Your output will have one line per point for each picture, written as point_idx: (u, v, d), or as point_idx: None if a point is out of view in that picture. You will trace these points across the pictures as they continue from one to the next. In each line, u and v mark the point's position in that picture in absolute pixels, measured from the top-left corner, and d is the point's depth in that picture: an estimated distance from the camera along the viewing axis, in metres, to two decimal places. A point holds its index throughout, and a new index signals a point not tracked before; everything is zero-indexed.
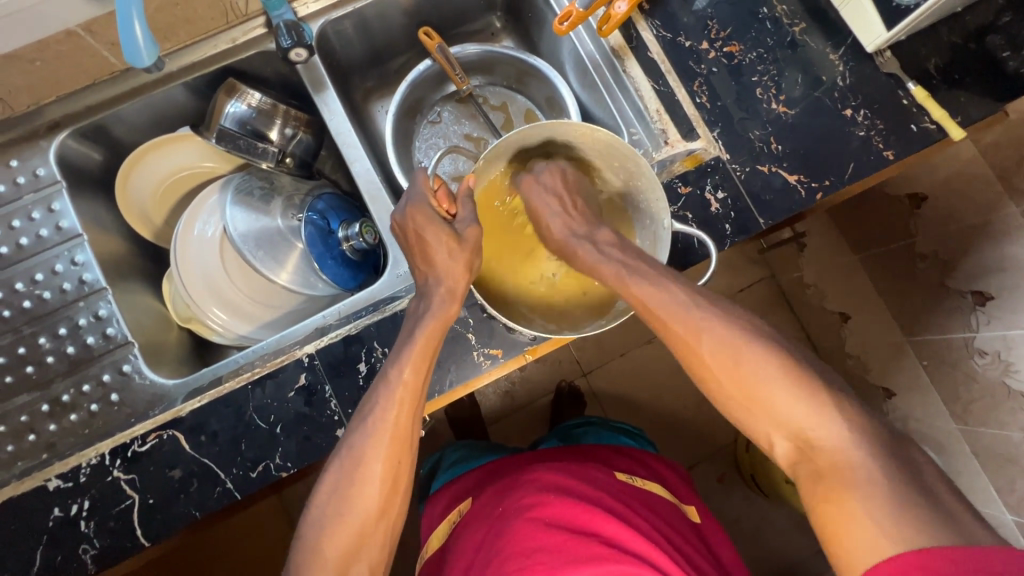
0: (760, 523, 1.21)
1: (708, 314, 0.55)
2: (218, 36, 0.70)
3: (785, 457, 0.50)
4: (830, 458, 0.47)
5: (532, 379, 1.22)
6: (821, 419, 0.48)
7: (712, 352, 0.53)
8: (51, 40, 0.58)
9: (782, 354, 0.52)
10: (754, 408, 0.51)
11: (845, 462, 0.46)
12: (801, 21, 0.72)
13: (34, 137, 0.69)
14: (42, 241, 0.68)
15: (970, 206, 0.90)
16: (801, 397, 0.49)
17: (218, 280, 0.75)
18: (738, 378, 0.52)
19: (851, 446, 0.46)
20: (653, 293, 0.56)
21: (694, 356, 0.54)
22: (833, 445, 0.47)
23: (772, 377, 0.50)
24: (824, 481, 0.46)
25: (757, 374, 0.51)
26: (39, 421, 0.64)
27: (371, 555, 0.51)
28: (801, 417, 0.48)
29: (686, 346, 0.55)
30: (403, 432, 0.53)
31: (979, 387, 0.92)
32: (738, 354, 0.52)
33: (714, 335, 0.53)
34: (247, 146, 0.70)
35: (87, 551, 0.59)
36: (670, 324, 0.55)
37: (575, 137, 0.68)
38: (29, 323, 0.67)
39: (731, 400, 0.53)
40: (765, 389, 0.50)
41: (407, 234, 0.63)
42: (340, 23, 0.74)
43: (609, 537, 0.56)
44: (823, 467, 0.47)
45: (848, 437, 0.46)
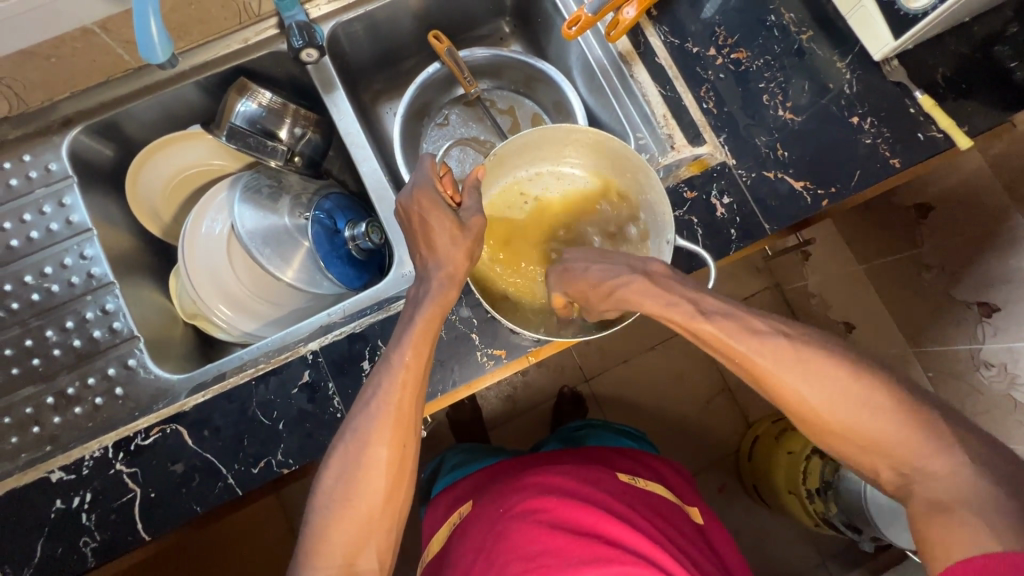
0: (762, 534, 1.20)
1: (798, 345, 0.51)
2: (231, 36, 0.71)
3: (889, 485, 0.49)
4: (943, 486, 0.45)
5: (535, 384, 1.22)
6: (932, 448, 0.46)
7: (811, 387, 0.50)
8: (67, 37, 0.59)
9: (879, 381, 0.49)
10: (859, 439, 0.49)
11: (960, 489, 0.44)
12: (808, 29, 0.72)
13: (47, 132, 0.70)
14: (52, 235, 0.69)
15: (977, 216, 0.90)
16: (908, 425, 0.47)
17: (225, 277, 0.75)
18: (839, 407, 0.49)
19: (965, 474, 0.44)
20: (723, 316, 0.53)
21: (783, 390, 0.51)
22: (943, 474, 0.45)
23: (872, 410, 0.48)
24: (936, 507, 0.44)
25: (862, 404, 0.49)
26: (43, 413, 0.64)
27: (380, 541, 0.51)
28: (906, 447, 0.47)
29: (769, 378, 0.51)
30: (406, 413, 0.53)
31: (986, 399, 0.92)
32: (837, 383, 0.49)
33: (813, 366, 0.50)
34: (256, 144, 0.70)
35: (88, 543, 0.59)
36: (750, 355, 0.51)
37: (587, 144, 0.68)
38: (37, 315, 0.67)
39: (827, 429, 0.50)
40: (867, 422, 0.48)
41: (411, 218, 0.62)
42: (350, 25, 0.75)
43: (613, 538, 0.56)
44: (936, 495, 0.45)
45: (965, 465, 0.45)
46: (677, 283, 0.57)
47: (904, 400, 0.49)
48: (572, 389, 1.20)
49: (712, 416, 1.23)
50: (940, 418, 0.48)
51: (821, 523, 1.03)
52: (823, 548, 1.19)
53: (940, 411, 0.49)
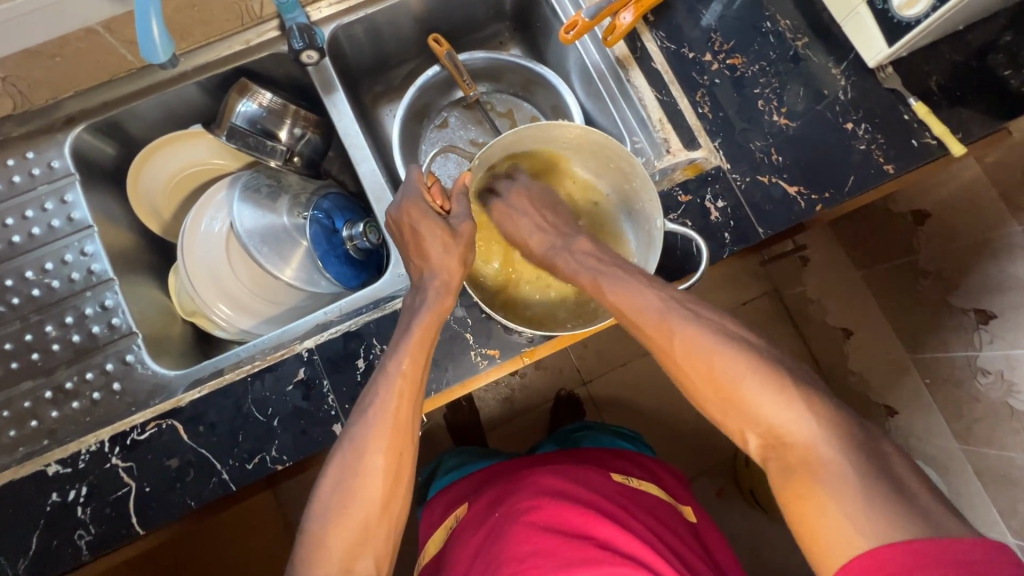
0: (758, 539, 1.20)
1: (678, 314, 0.54)
2: (232, 37, 0.72)
3: (758, 451, 0.49)
4: (801, 453, 0.45)
5: (532, 386, 1.22)
6: (792, 413, 0.46)
7: (684, 354, 0.52)
8: (71, 37, 0.60)
9: (754, 351, 0.50)
10: (724, 404, 0.50)
11: (816, 456, 0.44)
12: (803, 35, 0.73)
13: (51, 130, 0.70)
14: (54, 231, 0.70)
15: (973, 223, 0.90)
16: (770, 391, 0.47)
17: (224, 276, 0.76)
18: (707, 375, 0.51)
19: (822, 439, 0.44)
20: (621, 292, 0.57)
21: (670, 356, 0.54)
22: (802, 439, 0.45)
23: (743, 376, 0.49)
24: (797, 476, 0.44)
25: (723, 370, 0.50)
26: (41, 407, 0.65)
27: (377, 549, 0.50)
28: (771, 415, 0.47)
29: (661, 347, 0.54)
30: (404, 421, 0.54)
31: (982, 407, 0.91)
32: (708, 350, 0.51)
33: (685, 336, 0.53)
34: (257, 145, 0.71)
35: (82, 536, 0.59)
36: (645, 325, 0.55)
37: (569, 136, 0.69)
38: (37, 310, 0.68)
39: (705, 396, 0.52)
40: (737, 388, 0.49)
41: (402, 230, 0.64)
42: (351, 28, 0.76)
43: (604, 540, 0.56)
44: (793, 461, 0.45)
45: (818, 430, 0.45)
46: (655, 282, 0.58)
47: (768, 366, 0.49)
48: (569, 392, 1.21)
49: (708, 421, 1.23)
50: (812, 388, 0.48)
51: None
52: None
53: (818, 386, 0.49)
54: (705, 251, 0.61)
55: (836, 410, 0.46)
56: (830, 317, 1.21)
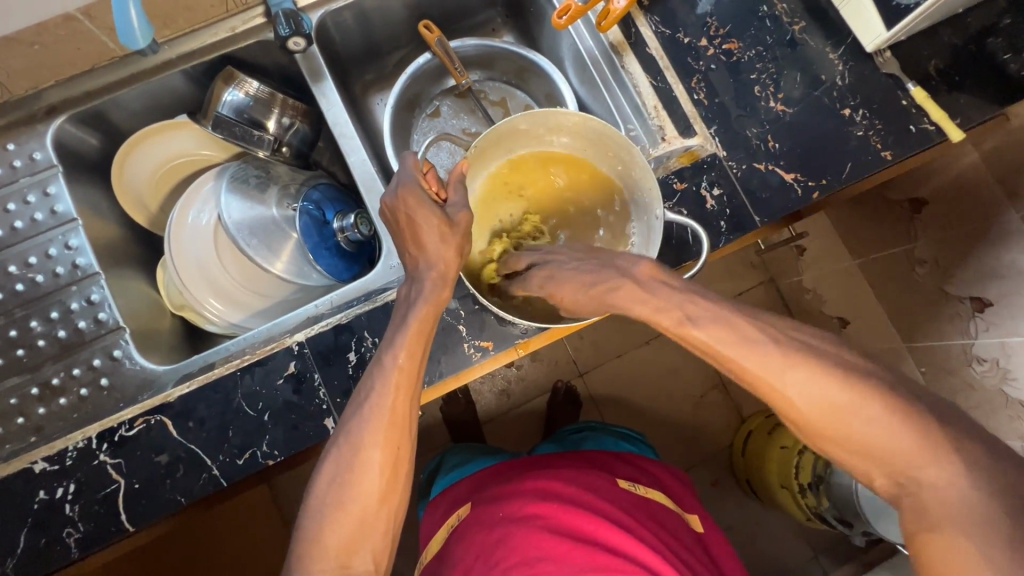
0: (755, 528, 1.20)
1: (786, 348, 0.46)
2: (218, 24, 0.70)
3: (883, 494, 0.43)
4: (941, 501, 0.39)
5: (528, 378, 1.21)
6: (931, 458, 0.40)
7: (798, 392, 0.45)
8: (49, 24, 0.58)
9: (879, 382, 0.43)
10: (843, 442, 0.43)
11: (958, 500, 0.38)
12: (800, 19, 0.72)
13: (32, 120, 0.69)
14: (37, 225, 0.68)
15: (970, 211, 0.89)
16: (901, 426, 0.41)
17: (213, 270, 0.75)
18: (823, 411, 0.44)
19: (968, 488, 0.38)
20: (706, 320, 0.49)
21: (773, 395, 0.46)
22: (940, 485, 0.39)
23: (864, 414, 0.42)
24: (928, 523, 0.39)
25: (843, 406, 0.43)
26: (28, 404, 0.64)
27: (374, 542, 0.50)
28: (900, 455, 0.41)
29: (759, 382, 0.46)
30: (400, 414, 0.53)
31: (978, 395, 0.91)
32: (820, 384, 0.44)
33: (800, 370, 0.45)
34: (244, 134, 0.70)
35: (71, 534, 0.59)
36: (740, 362, 0.47)
37: (569, 125, 0.68)
38: (22, 306, 0.67)
39: (819, 437, 0.44)
40: (856, 427, 0.43)
41: (399, 219, 0.62)
42: (339, 14, 0.75)
43: (614, 546, 0.56)
44: (929, 509, 0.39)
45: (966, 479, 0.38)
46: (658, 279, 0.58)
47: (896, 399, 0.43)
48: (566, 384, 1.20)
49: (705, 411, 1.23)
50: (951, 425, 0.41)
51: (814, 517, 1.03)
52: (815, 543, 1.20)
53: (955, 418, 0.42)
54: (706, 244, 0.62)
55: (986, 450, 0.40)
56: (826, 306, 1.20)
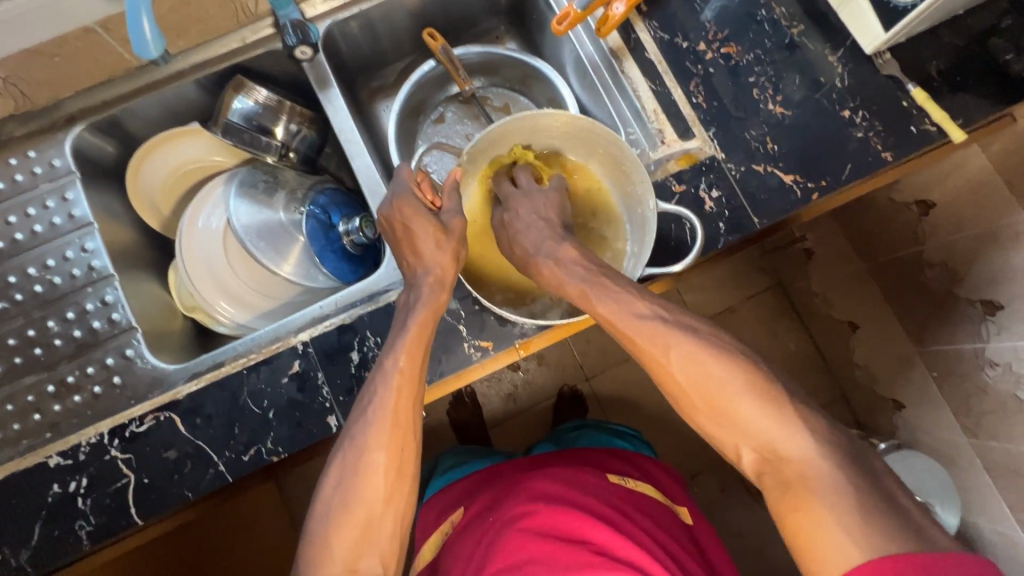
0: (765, 537, 1.19)
1: (671, 327, 0.55)
2: (229, 35, 0.73)
3: (749, 465, 0.51)
4: (795, 468, 0.47)
5: (535, 382, 1.22)
6: (787, 431, 0.49)
7: (680, 368, 0.54)
8: (69, 37, 0.61)
9: (753, 368, 0.52)
10: (721, 420, 0.52)
11: (809, 470, 0.47)
12: (799, 23, 0.72)
13: (51, 129, 0.72)
14: (55, 229, 0.71)
15: (979, 212, 0.87)
16: (768, 409, 0.50)
17: (222, 272, 0.77)
18: (702, 388, 0.53)
19: (816, 458, 0.47)
20: (607, 298, 0.58)
21: (660, 368, 0.55)
22: (796, 455, 0.48)
23: (737, 392, 0.51)
24: (788, 486, 0.47)
25: (718, 383, 0.52)
26: (44, 401, 0.66)
27: (382, 546, 0.51)
28: (766, 429, 0.49)
29: (649, 356, 0.55)
30: (403, 416, 0.54)
31: (991, 399, 0.90)
32: (705, 365, 0.53)
33: (684, 351, 0.54)
34: (252, 140, 0.73)
35: (83, 527, 0.60)
36: (632, 337, 0.56)
37: (555, 124, 0.69)
38: (40, 306, 0.69)
39: (697, 408, 0.53)
40: (730, 402, 0.51)
41: (394, 227, 0.64)
42: (346, 24, 0.77)
43: (598, 544, 0.56)
44: (787, 474, 0.47)
45: (811, 447, 0.47)
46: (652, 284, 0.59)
47: (760, 381, 0.52)
48: (572, 388, 1.20)
49: None
50: (798, 402, 0.51)
51: None
52: None
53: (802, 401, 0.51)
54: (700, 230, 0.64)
55: (824, 423, 0.49)
56: (835, 311, 1.20)
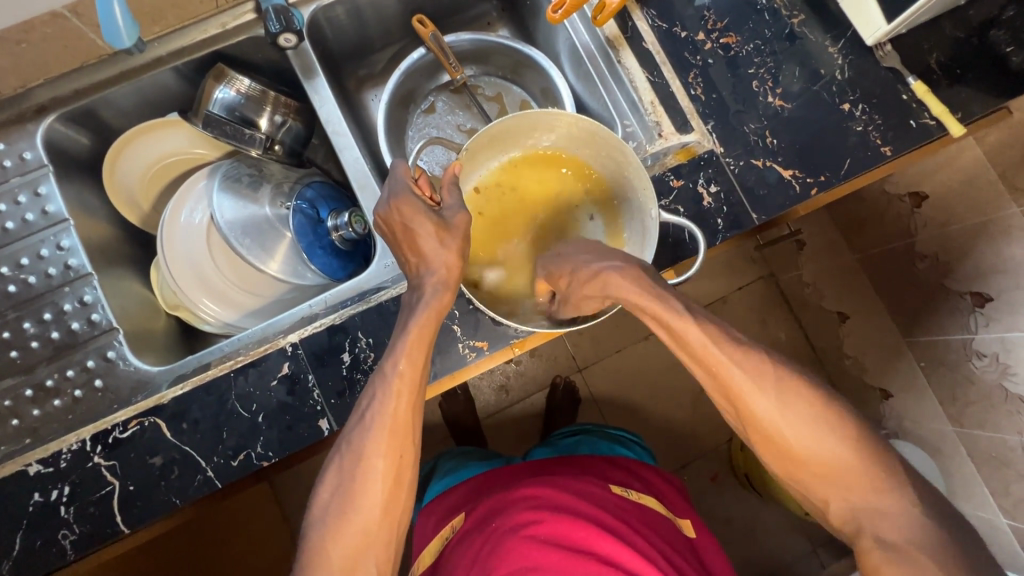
0: (754, 523, 1.20)
1: (763, 359, 0.50)
2: (207, 20, 0.69)
3: (838, 520, 0.49)
4: (896, 528, 0.45)
5: (527, 374, 1.21)
6: (888, 487, 0.46)
7: (771, 411, 0.49)
8: (35, 22, 0.57)
9: (843, 413, 0.49)
10: (814, 468, 0.49)
11: (913, 534, 0.44)
12: (800, 12, 0.70)
13: (21, 119, 0.68)
14: (28, 226, 0.68)
15: (972, 204, 0.86)
16: (866, 459, 0.47)
17: (206, 269, 0.74)
18: (795, 434, 0.49)
19: (916, 517, 0.45)
20: (694, 321, 0.51)
21: (748, 408, 0.50)
22: (897, 515, 0.45)
23: (831, 440, 0.48)
24: (889, 550, 0.45)
25: (814, 430, 0.48)
26: (22, 406, 0.63)
27: (379, 552, 0.50)
28: (864, 483, 0.47)
29: (737, 392, 0.50)
30: (402, 423, 0.52)
31: (976, 390, 0.91)
32: (797, 408, 0.49)
33: (776, 389, 0.49)
34: (234, 133, 0.68)
35: (67, 536, 0.59)
36: (722, 367, 0.50)
37: (559, 125, 0.67)
38: (14, 307, 0.66)
39: (785, 453, 0.49)
40: (823, 449, 0.48)
41: (393, 229, 0.61)
42: (331, 9, 0.73)
43: (607, 555, 0.56)
44: (887, 535, 0.45)
45: (916, 508, 0.46)
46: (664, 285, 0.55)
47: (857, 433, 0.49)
48: (564, 379, 1.20)
49: (703, 406, 1.23)
50: (892, 456, 0.48)
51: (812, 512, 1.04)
52: (813, 537, 1.20)
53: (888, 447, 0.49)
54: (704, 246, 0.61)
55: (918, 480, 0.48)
56: (826, 301, 1.20)
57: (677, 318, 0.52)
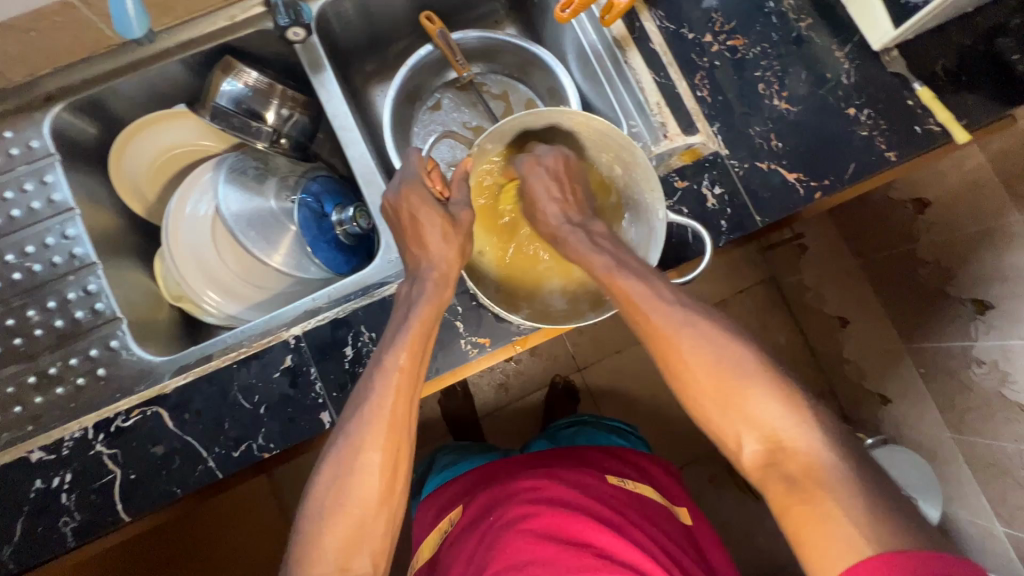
0: (750, 525, 1.21)
1: (691, 312, 0.55)
2: (217, 13, 0.70)
3: (748, 459, 0.50)
4: (800, 461, 0.46)
5: (526, 372, 1.21)
6: (795, 424, 0.48)
7: (693, 350, 0.53)
8: (46, 11, 0.57)
9: (764, 360, 0.52)
10: (728, 412, 0.51)
11: (817, 464, 0.46)
12: (807, 16, 0.70)
13: (29, 108, 0.68)
14: (34, 214, 0.68)
15: (975, 211, 0.86)
16: (780, 401, 0.49)
17: (211, 262, 0.75)
18: (716, 377, 0.52)
19: (824, 451, 0.46)
20: (630, 278, 0.58)
21: (673, 353, 0.54)
22: (804, 448, 0.47)
23: (750, 382, 0.51)
24: (792, 482, 0.46)
25: (733, 372, 0.51)
26: (25, 393, 0.64)
27: (373, 545, 0.50)
28: (774, 420, 0.49)
29: (664, 338, 0.55)
30: (400, 416, 0.53)
31: (975, 396, 0.91)
32: (719, 354, 0.52)
33: (696, 336, 0.54)
34: (242, 125, 0.70)
35: (68, 523, 0.59)
36: (651, 317, 0.56)
37: (571, 124, 0.67)
38: (19, 295, 0.66)
39: (702, 398, 0.53)
40: (743, 391, 0.50)
41: (400, 215, 0.62)
42: (340, 4, 0.74)
43: (602, 548, 0.56)
44: (791, 468, 0.46)
45: (822, 442, 0.47)
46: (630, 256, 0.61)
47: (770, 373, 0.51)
48: (564, 378, 1.20)
49: None
50: (810, 400, 0.50)
51: None
52: None
53: None
54: (710, 247, 0.61)
55: (834, 423, 0.49)
56: (826, 306, 1.20)
57: (610, 272, 0.60)
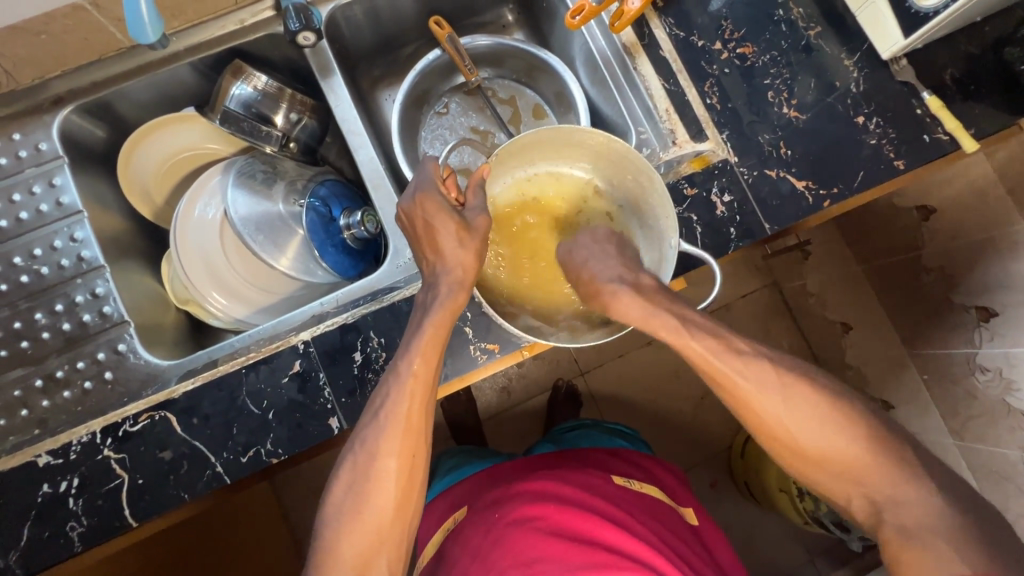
0: (751, 531, 1.21)
1: (780, 371, 0.55)
2: (227, 16, 0.70)
3: (862, 517, 0.51)
4: (912, 514, 0.47)
5: (529, 376, 1.21)
6: (902, 480, 0.49)
7: (782, 411, 0.53)
8: (57, 14, 0.57)
9: (855, 415, 0.53)
10: (835, 471, 0.52)
11: (929, 517, 0.46)
12: (816, 25, 0.71)
13: (37, 110, 0.68)
14: (42, 216, 0.68)
15: (980, 219, 0.86)
16: (884, 456, 0.50)
17: (217, 263, 0.75)
18: (809, 432, 0.52)
19: (936, 504, 0.47)
20: (703, 334, 0.56)
21: (757, 413, 0.54)
22: (916, 504, 0.48)
23: (848, 438, 0.51)
24: (905, 532, 0.47)
25: (829, 431, 0.52)
26: (31, 397, 0.63)
27: (391, 550, 0.50)
28: (877, 473, 0.50)
29: (749, 401, 0.54)
30: (415, 420, 0.52)
31: (979, 404, 0.91)
32: (809, 408, 0.53)
33: (787, 395, 0.53)
34: (251, 129, 0.69)
35: (75, 528, 0.59)
36: (734, 378, 0.54)
37: (590, 145, 0.66)
38: (26, 298, 0.66)
39: (802, 456, 0.53)
40: (839, 447, 0.51)
41: (414, 223, 0.62)
42: (348, 8, 0.74)
43: (610, 543, 0.57)
44: (905, 522, 0.47)
45: (934, 497, 0.47)
46: (659, 295, 0.59)
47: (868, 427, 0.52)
48: (567, 383, 1.20)
49: (704, 413, 1.23)
50: (911, 451, 0.51)
51: (810, 520, 1.03)
52: (812, 546, 1.20)
53: None
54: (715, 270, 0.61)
55: (938, 471, 0.50)
56: (829, 311, 1.20)
57: (655, 309, 0.58)
